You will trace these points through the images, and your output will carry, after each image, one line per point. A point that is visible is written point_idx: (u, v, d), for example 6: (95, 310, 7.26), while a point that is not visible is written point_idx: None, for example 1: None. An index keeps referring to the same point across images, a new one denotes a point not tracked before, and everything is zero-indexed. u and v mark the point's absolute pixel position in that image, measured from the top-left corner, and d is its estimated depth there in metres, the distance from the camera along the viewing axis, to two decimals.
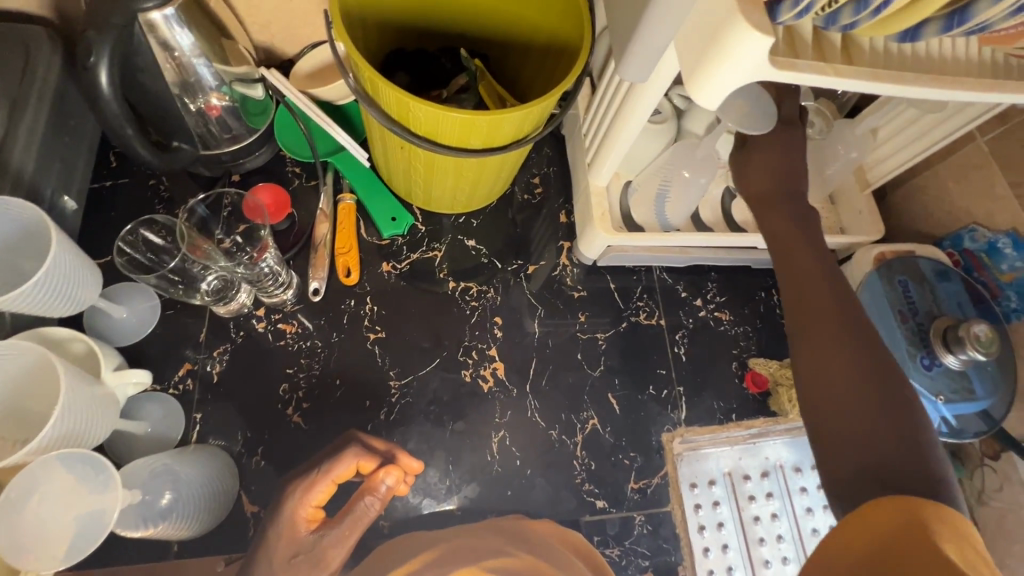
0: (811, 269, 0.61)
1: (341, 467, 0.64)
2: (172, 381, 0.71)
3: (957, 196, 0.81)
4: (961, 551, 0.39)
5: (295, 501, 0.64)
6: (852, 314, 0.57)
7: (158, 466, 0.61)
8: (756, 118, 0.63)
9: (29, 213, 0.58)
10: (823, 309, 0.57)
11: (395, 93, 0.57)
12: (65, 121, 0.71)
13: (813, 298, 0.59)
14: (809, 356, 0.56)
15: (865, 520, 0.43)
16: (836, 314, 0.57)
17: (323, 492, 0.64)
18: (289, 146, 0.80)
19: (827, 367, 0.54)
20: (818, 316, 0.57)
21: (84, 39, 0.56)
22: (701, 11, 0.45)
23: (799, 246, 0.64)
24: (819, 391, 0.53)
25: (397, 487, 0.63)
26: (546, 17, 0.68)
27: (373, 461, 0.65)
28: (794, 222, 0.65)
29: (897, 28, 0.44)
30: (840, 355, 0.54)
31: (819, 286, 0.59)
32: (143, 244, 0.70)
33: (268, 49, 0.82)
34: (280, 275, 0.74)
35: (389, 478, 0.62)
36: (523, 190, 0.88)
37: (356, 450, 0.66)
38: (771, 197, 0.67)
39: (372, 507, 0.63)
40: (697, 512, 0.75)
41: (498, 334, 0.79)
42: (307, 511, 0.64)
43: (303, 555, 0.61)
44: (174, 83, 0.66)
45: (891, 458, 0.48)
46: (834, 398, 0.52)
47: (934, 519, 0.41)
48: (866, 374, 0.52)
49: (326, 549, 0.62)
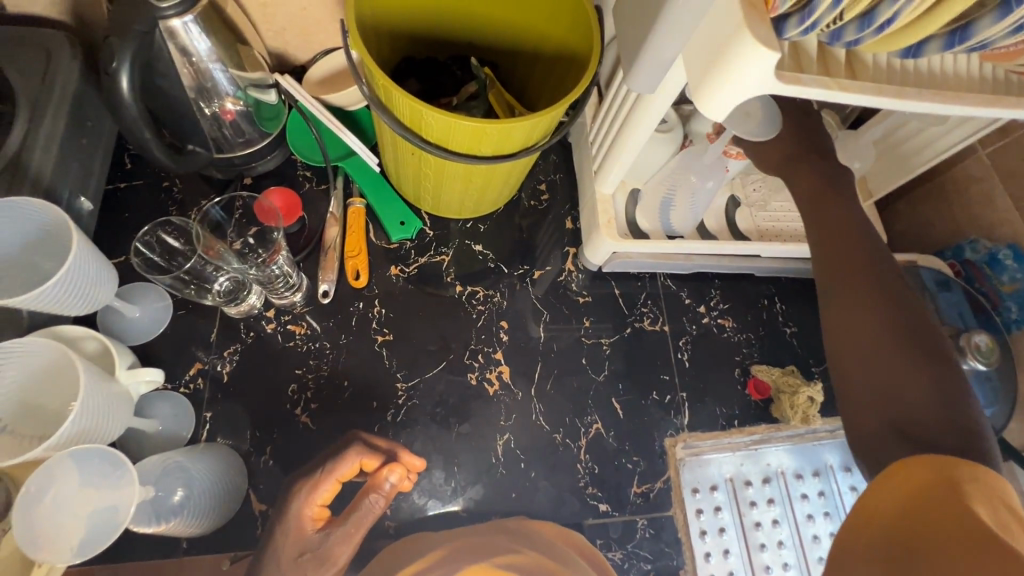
0: (842, 232, 0.62)
1: (344, 467, 0.69)
2: (183, 380, 0.72)
3: (959, 208, 0.83)
4: (993, 512, 0.40)
5: (301, 500, 0.67)
6: (883, 273, 0.58)
7: (170, 462, 0.63)
8: (764, 124, 0.66)
9: (47, 212, 0.59)
10: (851, 270, 0.59)
11: (407, 100, 0.58)
12: (83, 122, 0.72)
13: (842, 261, 0.60)
14: (836, 312, 0.58)
15: (899, 482, 0.44)
16: (864, 275, 0.58)
17: (328, 492, 0.68)
18: (301, 151, 0.82)
19: (858, 329, 0.56)
20: (848, 279, 0.59)
21: (106, 45, 0.57)
22: (710, 27, 0.46)
23: (828, 209, 0.64)
24: (848, 353, 0.56)
25: (401, 484, 0.68)
26: (555, 27, 0.69)
27: (376, 459, 0.70)
28: (820, 181, 0.66)
29: (900, 44, 0.45)
30: (866, 309, 0.56)
31: (848, 248, 0.60)
32: (158, 245, 0.71)
33: (281, 54, 0.84)
34: (290, 277, 0.75)
35: (394, 474, 0.67)
36: (530, 196, 0.89)
37: (359, 449, 0.70)
38: (788, 171, 0.67)
39: (375, 506, 0.67)
40: (699, 517, 0.76)
41: (504, 338, 0.80)
42: (313, 510, 0.67)
43: (311, 552, 0.65)
44: (190, 87, 0.67)
45: (919, 413, 0.50)
46: (858, 351, 0.55)
47: (964, 479, 0.42)
48: (894, 333, 0.54)
49: (333, 546, 0.65)
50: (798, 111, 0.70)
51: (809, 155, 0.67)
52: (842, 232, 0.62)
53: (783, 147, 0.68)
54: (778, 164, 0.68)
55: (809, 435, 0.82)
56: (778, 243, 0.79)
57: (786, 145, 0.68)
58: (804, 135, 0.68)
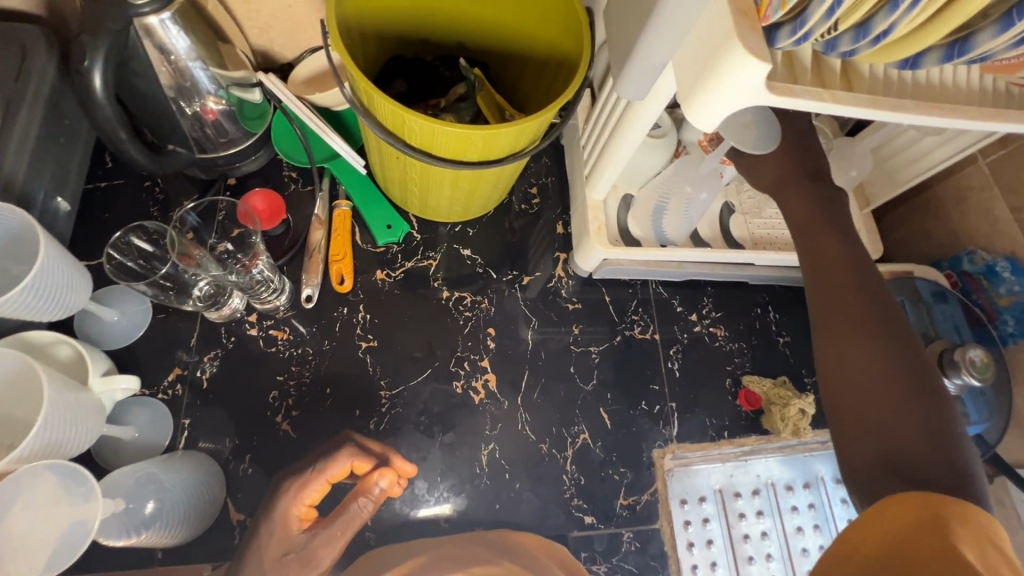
0: (838, 260, 0.61)
1: (336, 468, 0.66)
2: (161, 386, 0.71)
3: (957, 218, 0.81)
4: (981, 554, 0.38)
5: (289, 498, 0.65)
6: (878, 304, 0.58)
7: (142, 473, 0.61)
8: (760, 138, 0.63)
9: (15, 216, 0.57)
10: (846, 299, 0.59)
11: (390, 105, 0.56)
12: (60, 121, 0.71)
13: (837, 289, 0.59)
14: (828, 338, 0.58)
15: (888, 517, 0.43)
16: (859, 305, 0.58)
17: (317, 492, 0.65)
18: (286, 152, 0.80)
19: (851, 359, 0.55)
20: (843, 307, 0.58)
21: (78, 43, 0.55)
22: (699, 34, 0.45)
23: (824, 236, 0.63)
24: (841, 383, 0.55)
25: (391, 489, 0.65)
26: (545, 29, 0.67)
27: (368, 462, 0.66)
28: (815, 205, 0.65)
29: (897, 56, 0.43)
30: (857, 336, 0.56)
31: (844, 276, 0.60)
32: (134, 250, 0.69)
33: (266, 52, 0.82)
34: (273, 282, 0.73)
35: (384, 479, 0.64)
36: (520, 199, 0.87)
37: (351, 450, 0.67)
38: (781, 192, 0.67)
39: (364, 509, 0.64)
40: (686, 529, 0.75)
41: (491, 345, 0.79)
42: (300, 510, 0.65)
43: (294, 553, 0.62)
44: (169, 86, 0.65)
45: (909, 445, 0.49)
46: (848, 378, 0.55)
47: (955, 519, 0.41)
48: (886, 361, 0.54)
49: (318, 548, 0.63)
50: (793, 120, 0.69)
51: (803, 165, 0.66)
52: (836, 257, 0.62)
53: (778, 166, 0.67)
54: (774, 181, 0.67)
55: (800, 446, 0.80)
56: (771, 252, 0.77)
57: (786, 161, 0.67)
58: (793, 148, 0.68)
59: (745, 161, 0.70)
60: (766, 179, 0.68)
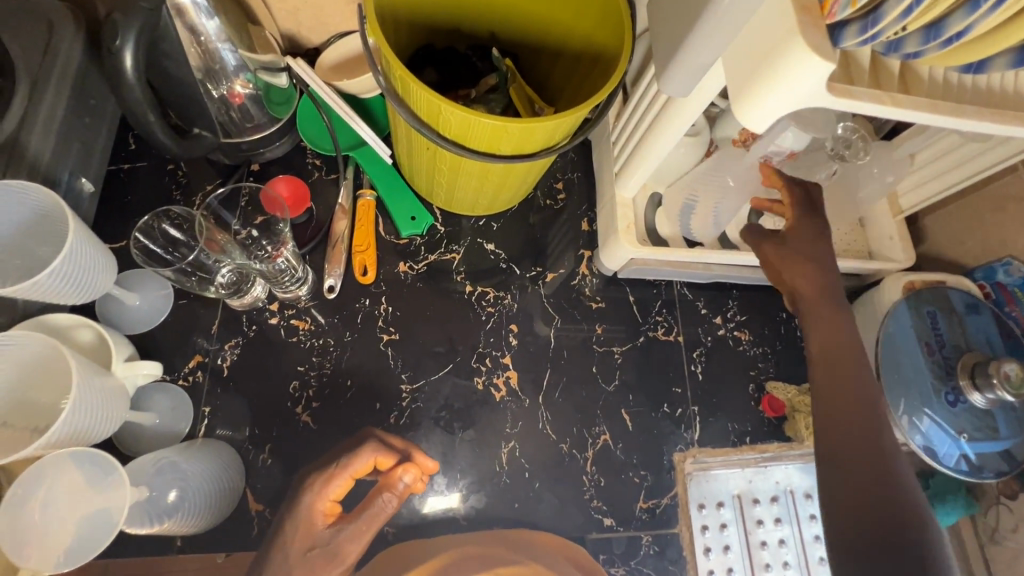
0: (851, 380, 0.62)
1: (360, 463, 0.59)
2: (182, 373, 0.70)
3: (994, 229, 0.78)
4: None
5: (312, 494, 0.58)
6: (886, 435, 0.58)
7: (162, 462, 0.61)
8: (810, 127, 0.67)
9: (41, 196, 0.56)
10: (851, 421, 0.59)
11: (426, 95, 0.55)
12: (85, 101, 0.69)
13: (849, 414, 0.60)
14: (829, 429, 0.60)
15: None
16: (866, 433, 0.59)
17: (341, 487, 0.58)
18: (311, 138, 0.79)
19: (853, 488, 0.56)
20: (841, 401, 0.61)
21: (109, 22, 0.53)
22: (756, 27, 0.43)
23: (844, 352, 0.64)
24: (836, 476, 0.57)
25: (416, 485, 0.59)
26: (584, 22, 0.65)
27: (391, 458, 0.60)
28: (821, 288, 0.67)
29: (967, 58, 0.41)
30: (855, 432, 0.59)
31: (855, 400, 0.60)
32: (160, 235, 0.68)
33: (293, 36, 0.80)
34: (296, 271, 0.73)
35: (408, 475, 0.58)
36: (545, 194, 0.86)
37: (373, 446, 0.60)
38: (816, 304, 0.66)
39: (389, 505, 0.58)
40: (704, 534, 0.74)
41: (513, 342, 0.78)
42: (324, 505, 0.58)
43: (320, 548, 0.56)
44: (198, 68, 0.64)
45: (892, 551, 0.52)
46: (844, 473, 0.57)
47: None
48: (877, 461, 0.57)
49: (344, 544, 0.57)
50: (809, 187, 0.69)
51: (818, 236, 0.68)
52: (844, 348, 0.64)
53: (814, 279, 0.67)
54: (808, 294, 0.67)
55: None
56: None
57: (818, 275, 0.67)
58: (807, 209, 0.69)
59: (776, 245, 0.69)
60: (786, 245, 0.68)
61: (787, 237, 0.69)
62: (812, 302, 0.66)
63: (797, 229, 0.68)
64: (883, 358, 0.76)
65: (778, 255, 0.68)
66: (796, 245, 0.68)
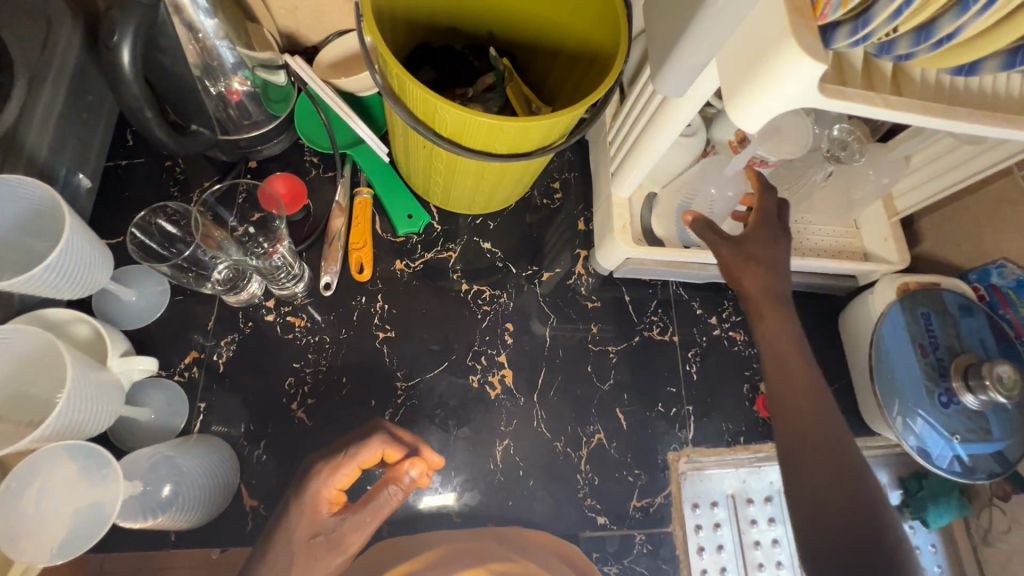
0: (801, 391, 0.62)
1: (367, 454, 0.59)
2: (178, 369, 0.70)
3: (989, 232, 0.78)
4: None
5: (318, 482, 0.58)
6: (836, 426, 0.60)
7: (156, 457, 0.60)
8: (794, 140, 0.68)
9: (39, 191, 0.57)
10: (804, 413, 0.61)
11: (423, 93, 0.55)
12: (83, 97, 0.70)
13: (802, 427, 0.60)
14: (785, 421, 0.61)
15: None
16: (817, 426, 0.60)
17: (348, 476, 0.59)
18: (308, 135, 0.79)
19: (814, 479, 0.57)
20: (794, 391, 0.62)
21: (107, 18, 0.54)
22: (748, 29, 0.43)
23: (791, 362, 0.64)
24: (795, 468, 0.59)
25: (422, 480, 0.59)
26: (580, 21, 0.65)
27: (399, 451, 0.61)
28: (766, 282, 0.67)
29: (957, 61, 0.41)
30: (811, 423, 0.60)
31: (806, 406, 0.61)
32: (156, 231, 0.69)
33: (292, 34, 0.80)
34: (293, 268, 0.73)
35: (415, 469, 0.59)
36: (542, 193, 0.86)
37: (383, 436, 0.61)
38: (763, 306, 0.67)
39: (394, 498, 0.58)
40: (698, 533, 0.75)
41: (508, 341, 0.78)
42: (330, 493, 0.59)
43: (324, 535, 0.57)
44: (196, 64, 0.64)
45: (854, 536, 0.54)
46: (803, 464, 0.58)
47: None
48: (832, 448, 0.58)
49: (348, 533, 0.57)
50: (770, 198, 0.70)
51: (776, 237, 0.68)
52: (789, 339, 0.65)
53: (763, 283, 0.67)
54: (755, 297, 0.67)
55: None
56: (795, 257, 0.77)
57: (768, 280, 0.67)
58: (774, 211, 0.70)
59: (734, 250, 0.68)
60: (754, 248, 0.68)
61: (743, 240, 0.68)
62: (758, 303, 0.67)
63: (753, 234, 0.68)
64: (877, 357, 0.76)
65: (743, 261, 0.67)
66: (753, 248, 0.68)
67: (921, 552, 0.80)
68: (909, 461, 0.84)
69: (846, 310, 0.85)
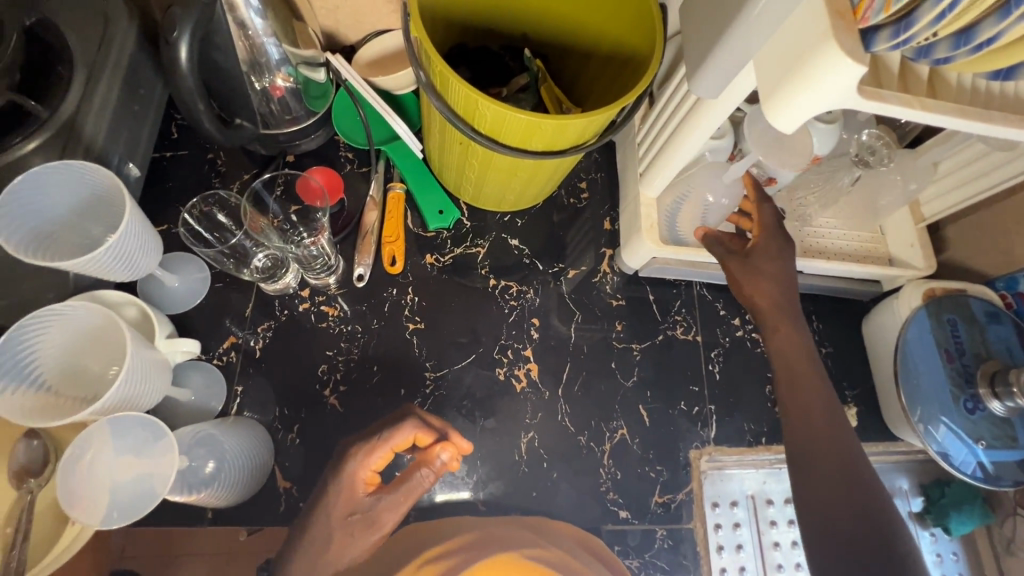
0: (811, 403, 0.64)
1: (399, 438, 0.60)
2: (216, 353, 0.73)
3: (1017, 241, 0.78)
4: None
5: (356, 463, 0.60)
6: (840, 422, 0.62)
7: (201, 433, 0.63)
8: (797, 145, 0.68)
9: (103, 178, 0.60)
10: (810, 410, 0.64)
11: (465, 89, 0.57)
12: (136, 89, 0.73)
13: (808, 428, 0.63)
14: (793, 417, 0.64)
15: None
16: (823, 422, 0.63)
17: (381, 459, 0.60)
18: (345, 132, 0.82)
19: (819, 471, 0.60)
20: (800, 389, 0.65)
21: (169, 15, 0.56)
22: (786, 32, 0.44)
23: (801, 374, 0.66)
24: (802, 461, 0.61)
25: (451, 464, 0.60)
26: (614, 23, 0.67)
27: (430, 436, 0.61)
28: (770, 290, 0.69)
29: (994, 66, 0.43)
30: (816, 419, 0.63)
31: (811, 403, 0.64)
32: (206, 218, 0.73)
33: (332, 33, 0.83)
34: (329, 259, 0.76)
35: (445, 453, 0.60)
36: (569, 193, 0.88)
37: (414, 422, 0.61)
38: (770, 317, 0.69)
39: (426, 481, 0.60)
40: (717, 532, 0.75)
41: (534, 335, 0.79)
42: (366, 473, 0.60)
43: (360, 514, 0.59)
44: (245, 60, 0.66)
45: (855, 524, 0.56)
46: (808, 456, 0.61)
47: None
48: (834, 442, 0.61)
49: (382, 512, 0.59)
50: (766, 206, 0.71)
51: (783, 243, 0.71)
52: (795, 340, 0.68)
53: (771, 294, 0.69)
54: (766, 309, 0.69)
55: None
56: (821, 261, 0.78)
57: (774, 290, 0.69)
58: (774, 223, 0.71)
59: (741, 263, 0.70)
60: (765, 264, 0.70)
61: (750, 253, 0.71)
62: (769, 313, 0.69)
63: (759, 245, 0.70)
64: (902, 362, 0.77)
65: (749, 274, 0.70)
66: (759, 260, 0.70)
67: (943, 559, 0.80)
68: (930, 469, 0.83)
69: (870, 314, 0.86)
